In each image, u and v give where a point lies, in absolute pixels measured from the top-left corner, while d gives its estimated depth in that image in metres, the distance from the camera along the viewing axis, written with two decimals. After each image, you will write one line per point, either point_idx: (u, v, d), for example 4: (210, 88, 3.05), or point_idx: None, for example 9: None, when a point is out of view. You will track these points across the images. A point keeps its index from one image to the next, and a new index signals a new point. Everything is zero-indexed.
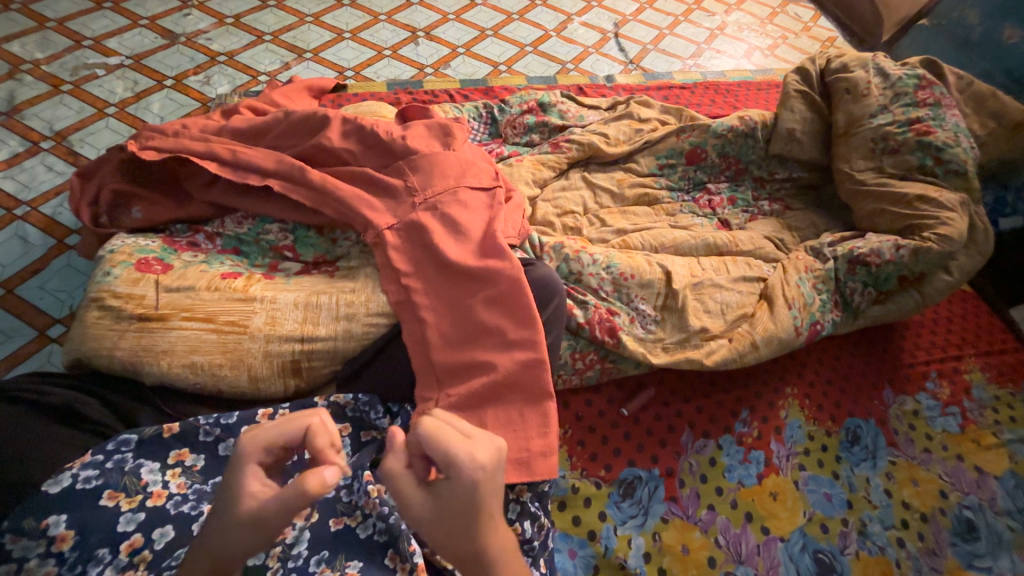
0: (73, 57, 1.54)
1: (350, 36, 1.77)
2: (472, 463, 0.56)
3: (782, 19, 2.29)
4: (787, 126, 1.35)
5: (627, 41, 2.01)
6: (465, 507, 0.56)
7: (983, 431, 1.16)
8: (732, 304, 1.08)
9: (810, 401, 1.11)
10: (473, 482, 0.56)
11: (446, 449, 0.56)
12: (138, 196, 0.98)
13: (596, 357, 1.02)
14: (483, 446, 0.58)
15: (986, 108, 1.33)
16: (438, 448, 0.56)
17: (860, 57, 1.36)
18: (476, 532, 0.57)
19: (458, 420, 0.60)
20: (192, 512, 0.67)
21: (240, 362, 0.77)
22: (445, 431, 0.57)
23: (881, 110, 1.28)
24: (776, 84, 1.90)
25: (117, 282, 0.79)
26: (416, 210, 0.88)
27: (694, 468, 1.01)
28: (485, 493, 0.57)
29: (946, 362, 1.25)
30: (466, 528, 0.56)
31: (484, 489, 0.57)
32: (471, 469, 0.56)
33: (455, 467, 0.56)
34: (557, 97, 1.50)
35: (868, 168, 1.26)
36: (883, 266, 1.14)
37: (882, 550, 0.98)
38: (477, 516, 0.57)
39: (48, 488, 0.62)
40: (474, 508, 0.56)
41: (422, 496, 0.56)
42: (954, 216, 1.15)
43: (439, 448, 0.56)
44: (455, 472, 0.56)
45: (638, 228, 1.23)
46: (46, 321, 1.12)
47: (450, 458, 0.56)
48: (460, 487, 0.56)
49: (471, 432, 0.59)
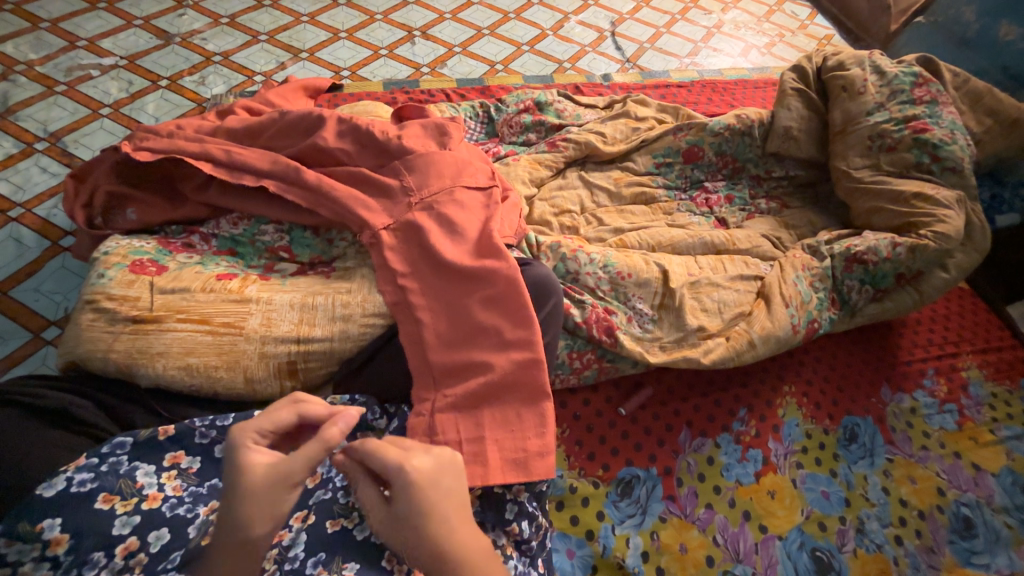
0: (67, 58, 1.53)
1: (346, 36, 1.77)
2: (407, 471, 0.56)
3: (779, 17, 2.29)
4: (784, 124, 1.35)
5: (624, 40, 2.01)
6: (410, 519, 0.56)
7: (981, 428, 1.16)
8: (730, 303, 1.08)
9: (808, 399, 1.11)
10: (409, 491, 0.56)
11: (379, 460, 0.57)
12: (133, 197, 0.98)
13: (594, 356, 1.01)
14: (420, 455, 0.58)
15: (982, 106, 1.33)
16: (375, 462, 0.58)
17: (856, 55, 1.36)
18: (431, 547, 0.55)
19: (399, 435, 0.61)
20: (187, 515, 0.67)
21: (236, 364, 0.77)
22: (383, 446, 0.59)
23: (878, 108, 1.28)
24: (773, 83, 1.90)
25: (111, 283, 0.78)
26: (412, 210, 0.88)
27: (692, 467, 1.01)
28: (427, 502, 0.56)
29: (943, 359, 1.25)
30: (418, 541, 0.56)
31: (429, 496, 0.56)
32: (407, 475, 0.56)
33: (391, 479, 0.57)
34: (554, 96, 1.50)
35: (864, 166, 1.26)
36: (880, 264, 1.14)
37: (879, 548, 0.98)
38: (422, 521, 0.55)
39: (42, 491, 0.61)
40: (419, 519, 0.56)
41: (377, 511, 0.59)
42: (950, 214, 1.15)
43: (376, 462, 0.58)
44: (393, 483, 0.57)
45: (635, 227, 1.23)
46: (41, 323, 1.11)
47: (386, 471, 0.57)
48: (399, 495, 0.56)
49: (411, 445, 0.60)
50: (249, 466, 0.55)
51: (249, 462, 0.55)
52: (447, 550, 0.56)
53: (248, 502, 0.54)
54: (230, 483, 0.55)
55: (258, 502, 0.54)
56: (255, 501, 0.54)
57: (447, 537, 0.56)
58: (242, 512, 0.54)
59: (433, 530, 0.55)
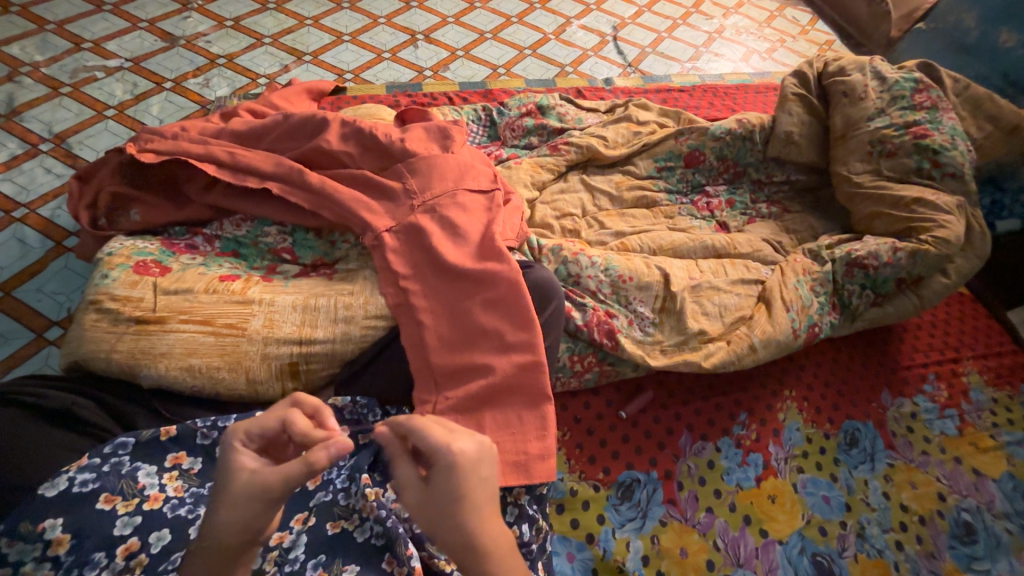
0: (73, 60, 1.54)
1: (349, 39, 1.78)
2: (453, 450, 0.58)
3: (780, 22, 2.30)
4: (785, 129, 1.35)
5: (626, 45, 2.02)
6: (451, 497, 0.56)
7: (981, 434, 1.16)
8: (730, 307, 1.08)
9: (808, 403, 1.11)
10: (456, 469, 0.57)
11: (427, 438, 0.59)
12: (137, 198, 0.98)
13: (595, 359, 1.02)
14: (466, 437, 0.60)
15: (983, 111, 1.34)
16: (422, 438, 0.59)
17: (857, 61, 1.36)
18: (466, 530, 0.56)
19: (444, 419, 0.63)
20: (189, 516, 0.67)
21: (238, 365, 0.77)
22: (431, 425, 0.61)
23: (878, 113, 1.29)
24: (774, 87, 1.91)
25: (115, 284, 0.79)
26: (415, 212, 0.88)
27: (693, 471, 1.01)
28: (470, 483, 0.57)
29: (944, 364, 1.25)
30: (455, 522, 0.56)
31: (468, 480, 0.57)
32: (450, 457, 0.57)
33: (437, 455, 0.58)
34: (556, 100, 1.50)
35: (865, 171, 1.26)
36: (881, 268, 1.14)
37: (880, 553, 0.98)
38: (461, 504, 0.56)
39: (44, 491, 0.61)
40: (461, 499, 0.56)
41: (414, 489, 0.58)
42: (951, 219, 1.15)
43: (424, 438, 0.59)
44: (438, 460, 0.58)
45: (636, 230, 1.23)
46: (44, 323, 1.11)
47: (434, 446, 0.58)
48: (443, 475, 0.57)
49: (457, 429, 0.62)
50: (232, 470, 0.56)
51: (234, 465, 0.56)
52: (481, 534, 0.56)
53: (224, 507, 0.54)
54: (218, 491, 0.55)
55: (234, 509, 0.54)
56: (230, 508, 0.54)
57: (483, 524, 0.56)
58: (218, 518, 0.54)
59: (470, 512, 0.56)
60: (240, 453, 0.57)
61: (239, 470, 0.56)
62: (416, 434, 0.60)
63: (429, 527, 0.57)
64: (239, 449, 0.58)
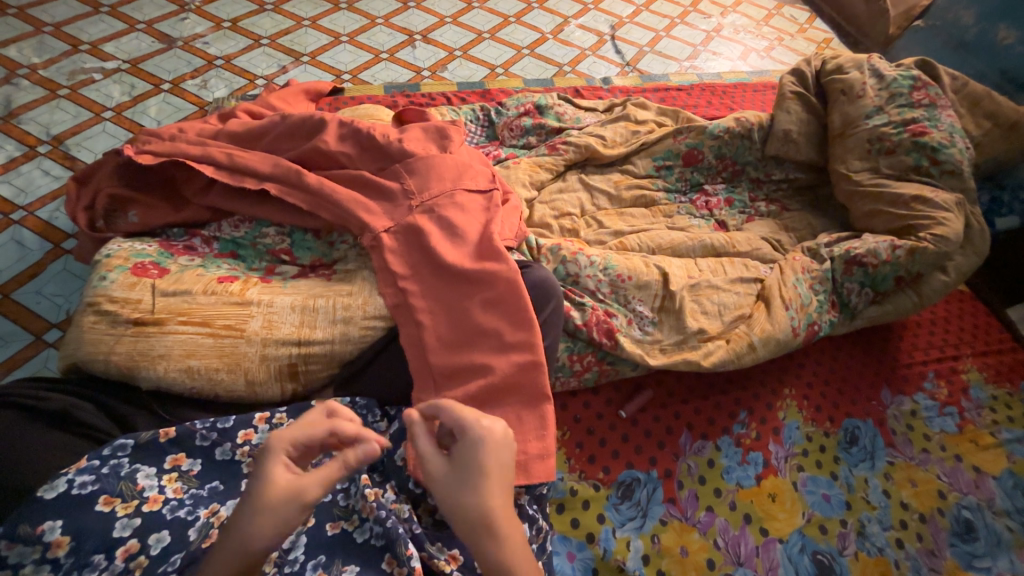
0: (70, 62, 1.54)
1: (347, 39, 1.78)
2: (482, 425, 0.62)
3: (778, 21, 2.30)
4: (783, 127, 1.35)
5: (624, 44, 2.02)
6: (478, 469, 0.60)
7: (981, 431, 1.16)
8: (730, 306, 1.08)
9: (808, 401, 1.11)
10: (483, 442, 0.61)
11: (458, 416, 0.63)
12: (135, 200, 0.98)
13: (594, 359, 1.02)
14: (493, 418, 0.64)
15: (981, 109, 1.34)
16: (452, 414, 0.64)
17: (855, 58, 1.36)
18: (487, 503, 0.59)
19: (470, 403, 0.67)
20: (188, 516, 0.67)
21: (237, 366, 0.77)
22: (460, 403, 0.65)
23: (876, 111, 1.29)
24: (772, 86, 1.91)
25: (113, 286, 0.79)
26: (413, 213, 0.88)
27: (693, 470, 1.01)
28: (494, 458, 0.61)
29: (944, 362, 1.25)
30: (478, 492, 0.59)
31: (492, 457, 0.61)
32: (479, 432, 0.62)
33: (467, 429, 0.62)
34: (554, 99, 1.50)
35: (864, 169, 1.26)
36: (880, 266, 1.14)
37: (881, 551, 0.98)
38: (482, 481, 0.60)
39: (44, 493, 0.61)
40: (484, 471, 0.60)
41: (438, 459, 0.61)
42: (949, 216, 1.15)
43: (454, 413, 0.64)
44: (467, 434, 0.62)
45: (635, 229, 1.23)
46: (42, 325, 1.11)
47: (464, 420, 0.63)
48: (470, 450, 0.61)
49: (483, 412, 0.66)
50: (269, 477, 0.59)
51: (270, 473, 0.59)
52: (498, 509, 0.59)
53: (257, 512, 0.57)
54: (251, 491, 0.58)
55: (266, 515, 0.57)
56: (263, 513, 0.57)
57: (500, 501, 0.60)
58: (251, 522, 0.56)
59: (492, 486, 0.59)
60: (278, 460, 0.60)
61: (274, 477, 0.59)
62: (446, 410, 0.65)
63: (449, 498, 0.59)
64: (279, 456, 0.61)
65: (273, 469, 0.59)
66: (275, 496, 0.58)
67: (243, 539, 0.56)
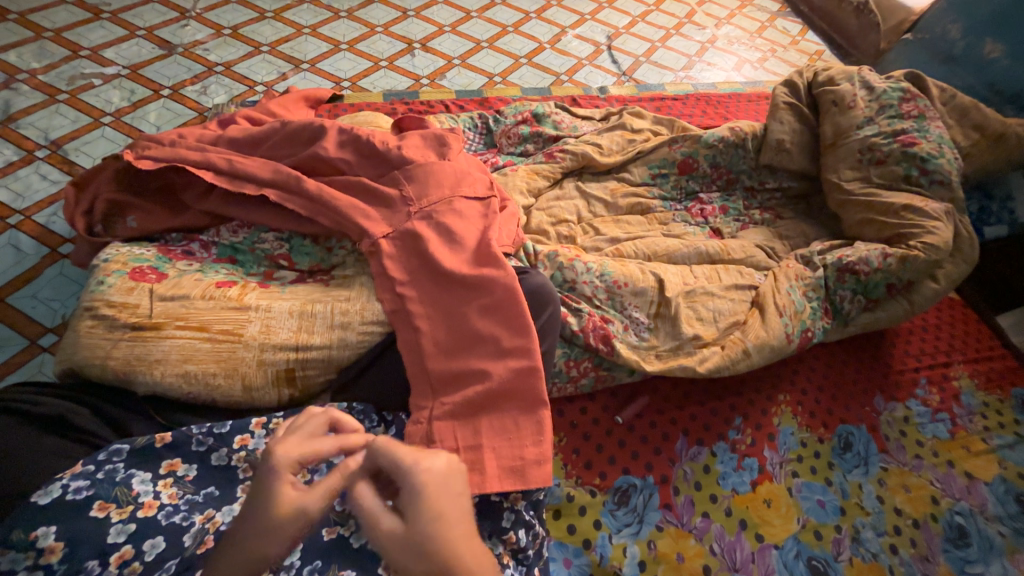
0: (70, 67, 1.54)
1: (347, 47, 1.80)
2: (420, 466, 0.57)
3: (771, 33, 2.34)
4: (776, 137, 1.38)
5: (620, 54, 2.05)
6: (426, 516, 0.54)
7: (973, 437, 1.18)
8: (724, 312, 1.09)
9: (803, 408, 1.12)
10: (428, 484, 0.56)
11: (394, 461, 0.57)
12: (134, 205, 0.99)
13: (590, 365, 1.02)
14: (435, 454, 0.59)
15: (969, 120, 1.37)
16: (386, 459, 0.58)
17: (846, 70, 1.39)
18: (444, 547, 0.53)
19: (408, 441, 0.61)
20: (183, 522, 0.67)
21: (234, 371, 0.77)
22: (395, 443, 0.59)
23: (867, 122, 1.31)
24: (766, 96, 1.95)
25: (111, 290, 0.79)
26: (412, 219, 0.89)
27: (689, 476, 1.01)
28: (440, 497, 0.56)
29: (935, 369, 1.27)
30: (433, 540, 0.53)
31: (439, 497, 0.56)
32: (419, 474, 0.56)
33: (405, 474, 0.57)
34: (551, 108, 1.52)
35: (855, 179, 1.29)
36: (872, 274, 1.16)
37: (875, 557, 0.98)
38: (434, 524, 0.54)
39: (37, 498, 0.61)
40: (435, 512, 0.55)
41: (385, 517, 0.56)
42: (939, 225, 1.17)
43: (388, 459, 0.58)
44: (406, 479, 0.56)
45: (632, 236, 1.25)
46: (37, 330, 1.11)
47: (400, 467, 0.57)
48: (412, 497, 0.56)
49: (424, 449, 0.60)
50: (276, 495, 0.56)
51: (277, 490, 0.56)
52: (460, 549, 0.54)
53: (267, 530, 0.54)
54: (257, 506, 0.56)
55: (275, 531, 0.55)
56: (274, 531, 0.55)
57: (460, 540, 0.55)
58: (258, 537, 0.55)
59: (446, 527, 0.54)
60: (285, 475, 0.57)
61: (284, 495, 0.56)
62: (379, 457, 0.58)
63: (404, 558, 0.53)
64: (285, 472, 0.57)
65: (283, 487, 0.56)
66: (283, 515, 0.55)
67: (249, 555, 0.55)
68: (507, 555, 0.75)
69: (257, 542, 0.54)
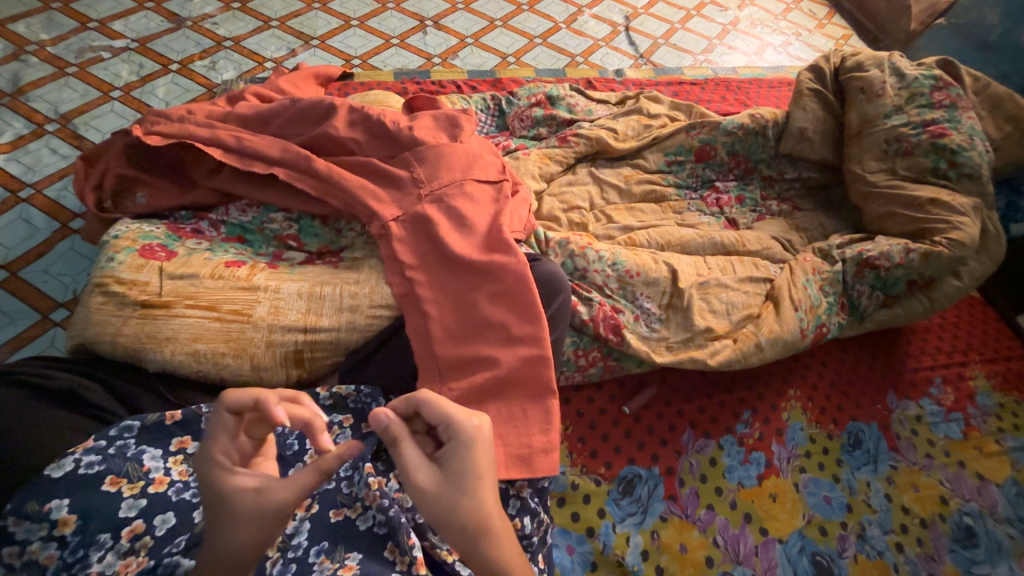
0: (79, 39, 1.52)
1: (357, 24, 1.75)
2: (472, 423, 0.59)
3: (796, 15, 2.25)
4: (799, 125, 1.33)
5: (638, 35, 1.98)
6: (467, 472, 0.57)
7: (986, 438, 1.15)
8: (738, 305, 1.07)
9: (813, 403, 1.11)
10: (472, 442, 0.58)
11: (444, 414, 0.59)
12: (142, 181, 0.97)
13: (600, 355, 1.01)
14: (480, 414, 0.61)
15: (1002, 111, 1.31)
16: (437, 412, 0.59)
17: (875, 56, 1.33)
18: (480, 503, 0.57)
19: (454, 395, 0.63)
20: (193, 499, 0.67)
21: (244, 351, 0.77)
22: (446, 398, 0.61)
23: (895, 111, 1.26)
24: (789, 82, 1.88)
25: (120, 267, 0.79)
26: (422, 202, 0.88)
27: (695, 468, 1.01)
28: (485, 455, 0.59)
29: (951, 368, 1.24)
30: (469, 497, 0.56)
31: (480, 457, 0.58)
32: (466, 432, 0.59)
33: (456, 428, 0.59)
34: (566, 90, 1.48)
35: (880, 170, 1.24)
36: (892, 269, 1.12)
37: (880, 554, 0.97)
38: (473, 481, 0.57)
39: (51, 472, 0.62)
40: (476, 470, 0.58)
41: (427, 468, 0.57)
42: (966, 221, 1.13)
43: (439, 411, 0.59)
44: (455, 433, 0.59)
45: (645, 225, 1.22)
46: (49, 304, 1.12)
47: (452, 421, 0.59)
48: (458, 452, 0.58)
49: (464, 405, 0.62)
50: (231, 489, 0.55)
51: (233, 485, 0.55)
52: (494, 509, 0.57)
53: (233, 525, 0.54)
54: (218, 508, 0.55)
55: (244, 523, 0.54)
56: (243, 526, 0.54)
57: (491, 501, 0.58)
58: (231, 534, 0.54)
59: (486, 487, 0.57)
60: (231, 470, 0.56)
61: (239, 490, 0.55)
62: (427, 408, 0.60)
63: (439, 510, 0.56)
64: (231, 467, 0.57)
65: (232, 481, 0.56)
66: (247, 508, 0.54)
67: (225, 551, 0.54)
68: None
69: (226, 538, 0.54)
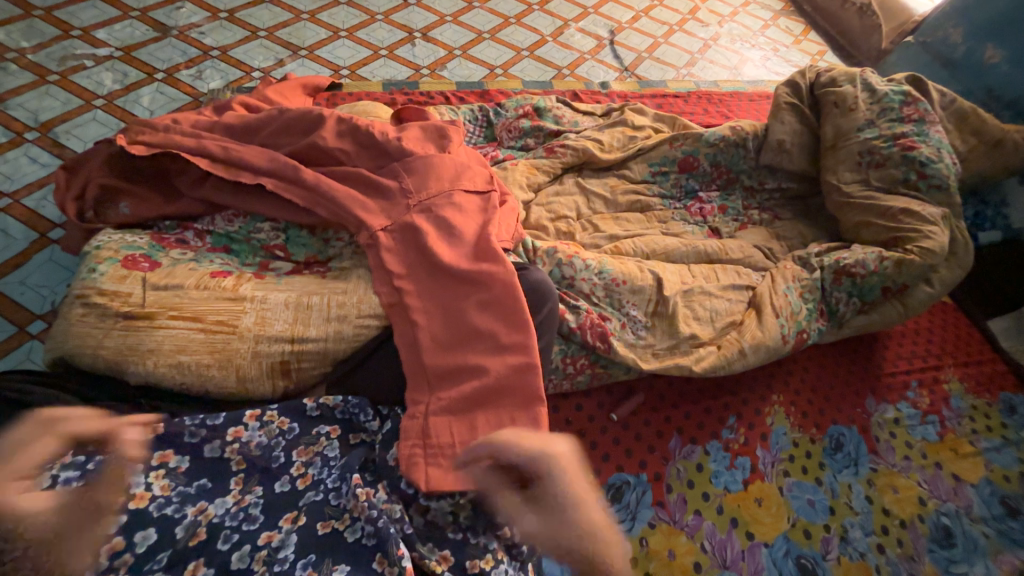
0: (60, 47, 1.50)
1: (346, 35, 1.77)
2: (555, 454, 0.74)
3: (774, 31, 2.33)
4: (777, 137, 1.38)
5: (623, 49, 2.03)
6: (568, 501, 0.73)
7: (961, 439, 1.18)
8: (722, 312, 1.09)
9: (795, 408, 1.13)
10: (562, 474, 0.73)
11: (531, 456, 0.73)
12: (126, 191, 0.96)
13: (587, 362, 1.02)
14: (559, 441, 0.76)
15: (968, 125, 1.37)
16: (522, 454, 0.73)
17: (849, 71, 1.38)
18: (582, 524, 0.73)
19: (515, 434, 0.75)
20: (176, 515, 0.67)
21: (229, 363, 0.76)
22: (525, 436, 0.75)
23: (868, 124, 1.31)
24: (767, 96, 1.94)
25: (103, 278, 0.77)
26: (410, 212, 0.89)
27: (682, 474, 1.02)
28: (576, 482, 0.74)
29: (926, 372, 1.28)
30: (575, 522, 0.73)
31: (575, 481, 0.74)
32: (554, 466, 0.73)
33: (548, 465, 0.73)
34: (553, 102, 1.51)
35: (854, 181, 1.29)
36: (868, 277, 1.16)
37: (862, 556, 0.99)
38: (580, 505, 0.73)
39: (26, 490, 0.63)
40: (575, 496, 0.73)
41: (530, 513, 0.73)
42: (936, 230, 1.18)
43: (528, 457, 0.73)
44: (546, 469, 0.73)
45: (631, 234, 1.25)
46: (26, 316, 1.09)
47: (537, 457, 0.73)
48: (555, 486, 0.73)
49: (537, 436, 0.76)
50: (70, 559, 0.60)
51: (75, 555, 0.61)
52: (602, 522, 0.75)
53: None
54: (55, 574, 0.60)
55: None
56: None
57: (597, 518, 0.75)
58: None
59: (587, 508, 0.73)
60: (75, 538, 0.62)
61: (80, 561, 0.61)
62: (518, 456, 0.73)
63: (553, 540, 0.72)
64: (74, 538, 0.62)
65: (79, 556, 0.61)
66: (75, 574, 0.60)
67: None
68: (502, 551, 0.76)
69: None
